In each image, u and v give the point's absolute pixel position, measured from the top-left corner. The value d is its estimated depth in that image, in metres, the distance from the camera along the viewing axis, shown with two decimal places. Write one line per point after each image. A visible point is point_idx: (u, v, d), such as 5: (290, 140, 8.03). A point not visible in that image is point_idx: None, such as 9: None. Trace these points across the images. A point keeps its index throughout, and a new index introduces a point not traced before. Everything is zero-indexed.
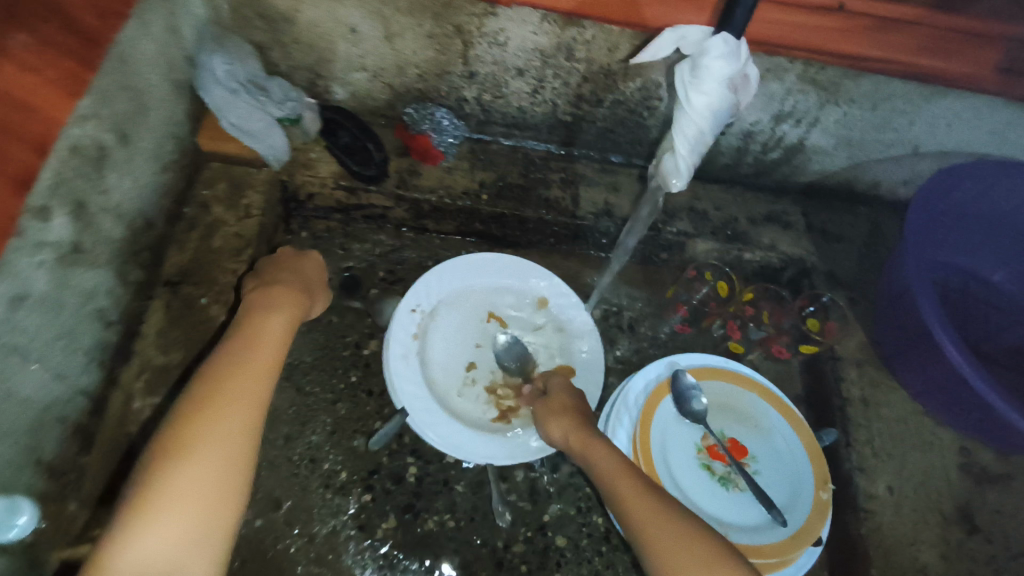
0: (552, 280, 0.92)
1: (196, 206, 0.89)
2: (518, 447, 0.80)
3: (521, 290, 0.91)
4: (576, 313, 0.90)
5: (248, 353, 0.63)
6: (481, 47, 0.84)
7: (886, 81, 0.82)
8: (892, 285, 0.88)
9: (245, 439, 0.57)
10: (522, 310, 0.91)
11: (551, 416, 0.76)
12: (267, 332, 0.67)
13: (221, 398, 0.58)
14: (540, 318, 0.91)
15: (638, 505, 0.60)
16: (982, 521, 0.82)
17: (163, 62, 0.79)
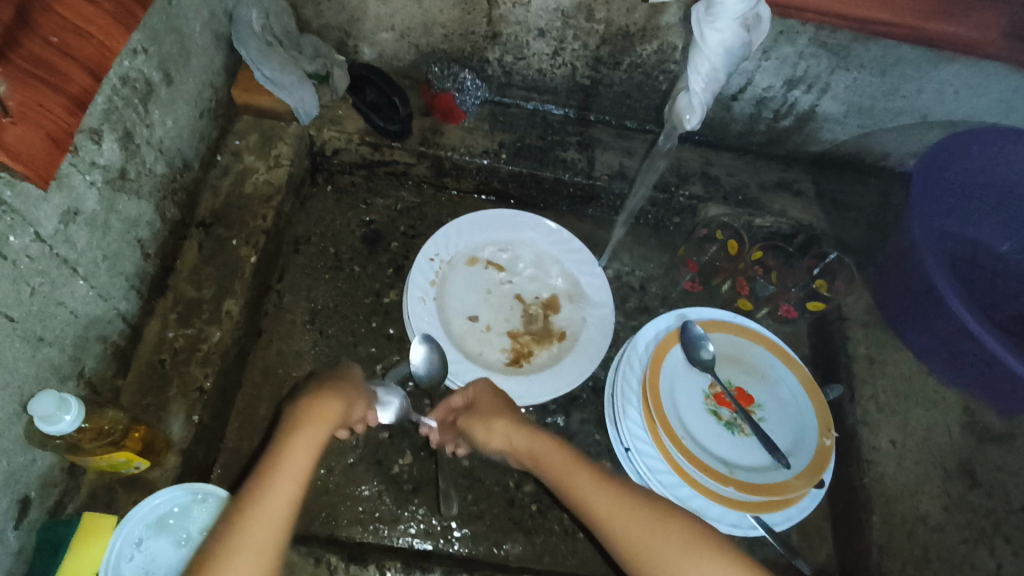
0: (566, 237, 0.95)
1: (229, 155, 0.93)
2: (532, 387, 0.82)
3: (536, 246, 0.95)
4: (589, 268, 0.93)
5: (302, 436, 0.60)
6: (505, 7, 0.88)
7: (895, 46, 0.85)
8: (898, 246, 0.90)
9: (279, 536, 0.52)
10: (537, 265, 0.94)
11: (485, 423, 0.72)
12: (321, 414, 0.63)
13: (269, 489, 0.54)
14: (554, 273, 0.94)
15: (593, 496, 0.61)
16: (983, 476, 0.83)
17: (205, 12, 0.83)
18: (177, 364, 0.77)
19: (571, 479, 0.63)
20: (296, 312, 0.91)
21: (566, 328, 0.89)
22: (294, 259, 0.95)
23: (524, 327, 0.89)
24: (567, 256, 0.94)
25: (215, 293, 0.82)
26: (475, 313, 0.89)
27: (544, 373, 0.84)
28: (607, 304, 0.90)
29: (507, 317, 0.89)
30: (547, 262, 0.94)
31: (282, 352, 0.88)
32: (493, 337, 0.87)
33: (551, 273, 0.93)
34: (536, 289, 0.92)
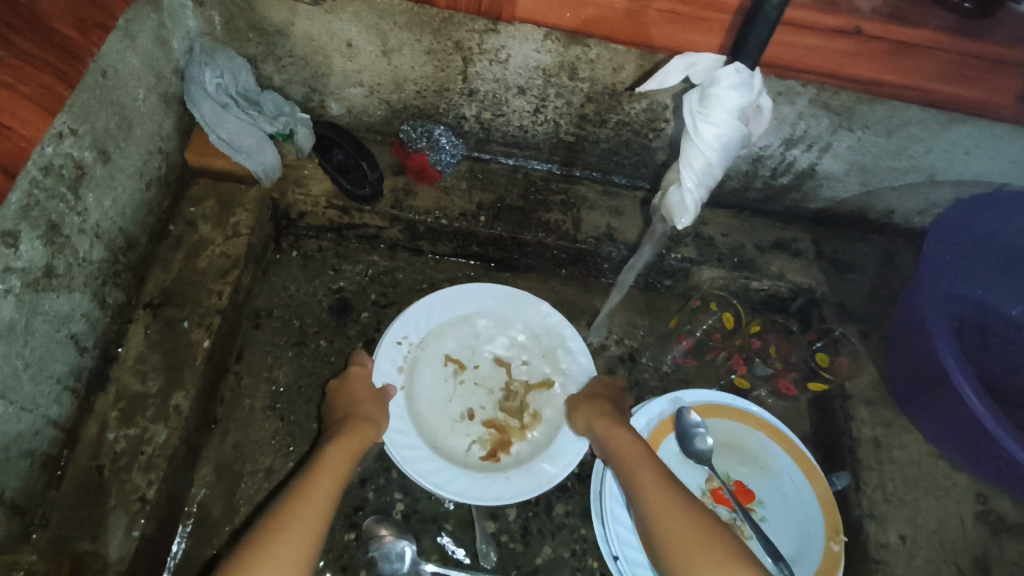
0: (546, 311, 0.87)
1: (182, 224, 0.85)
2: (511, 486, 0.75)
3: (514, 320, 0.87)
4: (570, 342, 0.86)
5: (328, 458, 0.66)
6: (481, 65, 0.81)
7: (903, 107, 0.79)
8: (905, 321, 0.83)
9: (308, 537, 0.57)
10: (515, 341, 0.86)
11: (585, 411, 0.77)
12: (349, 437, 0.69)
13: (302, 501, 0.60)
14: (534, 349, 0.86)
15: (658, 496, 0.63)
16: (999, 574, 0.77)
17: (151, 75, 0.76)
18: (117, 472, 0.69)
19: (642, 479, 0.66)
20: (256, 396, 0.84)
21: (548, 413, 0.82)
22: (255, 335, 0.88)
23: (502, 414, 0.82)
24: (546, 328, 0.87)
25: (163, 385, 0.75)
26: (449, 400, 0.81)
27: (525, 470, 0.76)
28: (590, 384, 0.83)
29: (484, 402, 0.82)
30: (526, 337, 0.86)
31: (240, 443, 0.81)
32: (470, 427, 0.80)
33: (529, 350, 0.86)
34: (516, 369, 0.85)
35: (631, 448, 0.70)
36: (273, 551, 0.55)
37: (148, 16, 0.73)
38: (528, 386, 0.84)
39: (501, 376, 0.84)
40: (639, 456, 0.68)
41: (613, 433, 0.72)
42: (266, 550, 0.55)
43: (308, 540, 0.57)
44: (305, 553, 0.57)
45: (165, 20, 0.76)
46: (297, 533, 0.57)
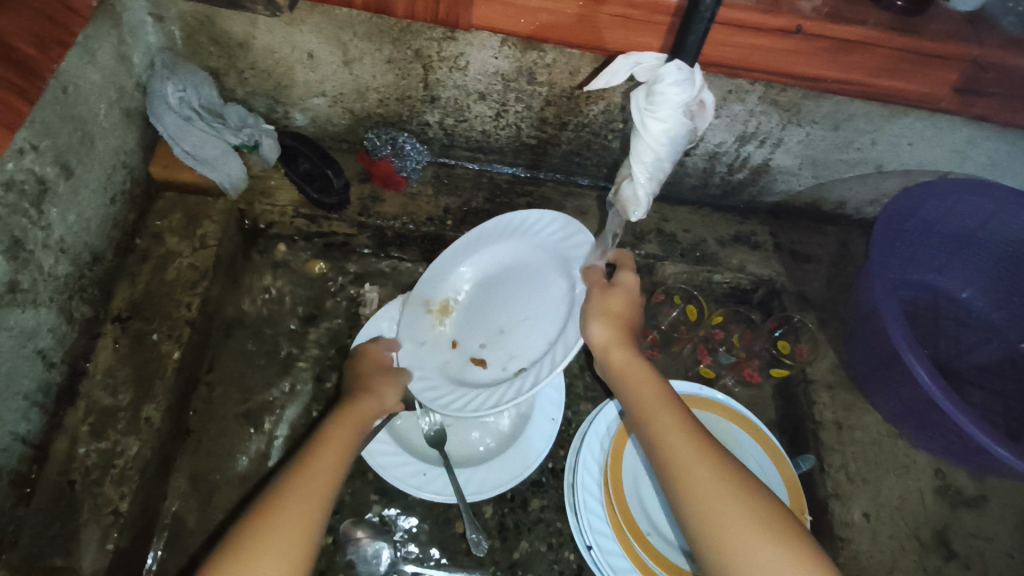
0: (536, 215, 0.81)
1: (148, 238, 0.86)
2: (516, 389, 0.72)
3: (512, 235, 0.82)
4: (566, 227, 0.79)
5: (332, 432, 0.68)
6: (441, 72, 0.83)
7: (847, 102, 0.83)
8: (859, 308, 0.86)
9: (314, 515, 0.59)
10: (519, 251, 0.82)
11: (594, 312, 0.70)
12: (353, 412, 0.71)
13: (310, 475, 0.62)
14: (535, 249, 0.81)
15: (685, 453, 0.60)
16: (959, 546, 0.80)
17: (112, 90, 0.77)
18: (89, 486, 0.69)
19: (669, 431, 0.62)
20: (228, 406, 0.84)
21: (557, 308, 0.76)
22: (226, 346, 0.88)
23: (519, 322, 0.78)
24: (539, 226, 0.80)
25: (134, 397, 0.75)
26: (468, 329, 0.81)
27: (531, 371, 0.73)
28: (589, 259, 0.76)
29: (502, 315, 0.80)
30: (526, 243, 0.82)
31: (213, 454, 0.81)
32: (494, 344, 0.79)
33: (532, 250, 0.81)
34: (523, 273, 0.81)
35: (654, 393, 0.66)
36: (276, 535, 0.56)
37: (107, 32, 0.74)
38: (538, 285, 0.79)
39: (511, 286, 0.81)
40: (660, 405, 0.65)
41: (634, 372, 0.68)
42: (274, 521, 0.57)
43: (312, 506, 0.59)
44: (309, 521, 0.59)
45: (125, 36, 0.78)
46: (303, 508, 0.59)
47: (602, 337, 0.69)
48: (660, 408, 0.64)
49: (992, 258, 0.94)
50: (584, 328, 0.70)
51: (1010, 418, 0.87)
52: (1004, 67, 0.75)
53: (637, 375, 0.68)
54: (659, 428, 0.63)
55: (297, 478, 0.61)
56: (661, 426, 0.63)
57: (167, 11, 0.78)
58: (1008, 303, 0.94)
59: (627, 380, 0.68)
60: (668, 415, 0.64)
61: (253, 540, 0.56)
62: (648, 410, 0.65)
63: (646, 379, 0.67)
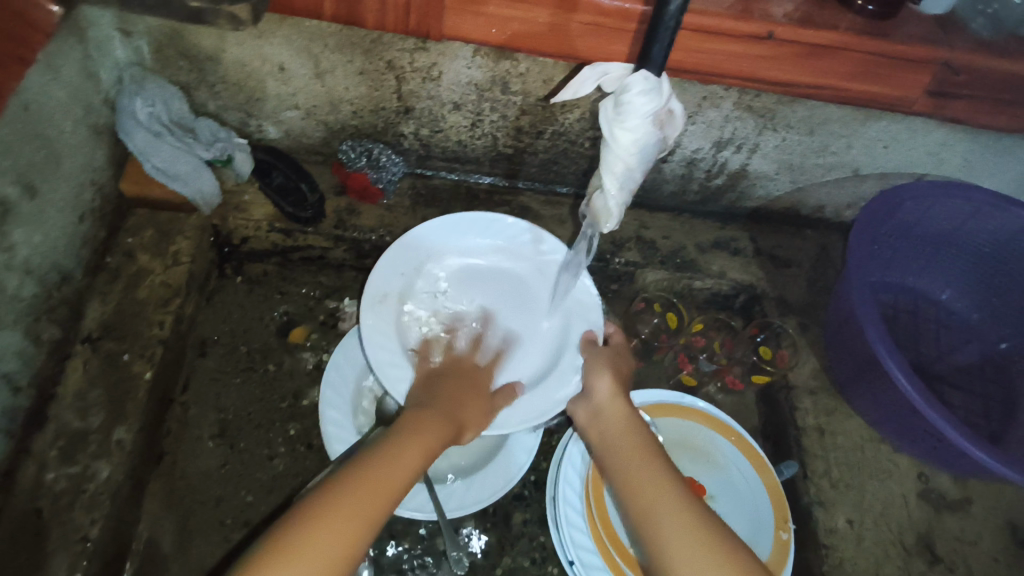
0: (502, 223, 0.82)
1: (119, 255, 0.84)
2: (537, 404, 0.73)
3: (475, 241, 0.82)
4: (535, 236, 0.82)
5: (403, 446, 0.63)
6: (415, 83, 0.83)
7: (821, 107, 0.83)
8: (839, 312, 0.86)
9: (359, 538, 0.55)
10: (484, 257, 0.82)
11: (597, 368, 0.74)
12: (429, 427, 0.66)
13: (373, 484, 0.58)
14: (501, 257, 0.83)
15: (667, 508, 0.61)
16: (943, 550, 0.80)
17: (78, 107, 0.76)
18: (57, 512, 0.68)
19: (649, 487, 0.63)
20: (203, 426, 0.82)
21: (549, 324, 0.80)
22: (201, 364, 0.86)
23: (500, 333, 0.79)
24: (508, 233, 0.82)
25: (104, 420, 0.73)
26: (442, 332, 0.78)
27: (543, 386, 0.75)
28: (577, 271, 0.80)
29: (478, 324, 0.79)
30: (491, 250, 0.83)
31: (188, 475, 0.79)
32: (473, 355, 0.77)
33: (498, 257, 0.83)
34: (491, 280, 0.82)
35: (634, 439, 0.68)
36: (325, 543, 0.53)
37: (71, 47, 0.72)
38: (513, 295, 0.81)
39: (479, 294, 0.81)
40: (643, 461, 0.66)
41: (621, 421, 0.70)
42: (330, 527, 0.54)
43: (368, 521, 0.56)
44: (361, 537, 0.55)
45: (90, 51, 0.76)
46: (350, 526, 0.55)
47: (605, 391, 0.72)
48: (644, 464, 0.65)
49: (970, 259, 0.94)
50: (590, 380, 0.73)
51: (991, 419, 0.87)
52: (976, 69, 0.75)
53: (626, 429, 0.69)
54: (640, 485, 0.63)
55: (356, 490, 0.57)
56: (642, 483, 0.64)
57: (133, 25, 0.77)
58: (986, 304, 0.95)
59: (613, 435, 0.69)
60: (651, 471, 0.64)
61: (291, 548, 0.52)
62: (630, 466, 0.66)
63: (632, 435, 0.68)
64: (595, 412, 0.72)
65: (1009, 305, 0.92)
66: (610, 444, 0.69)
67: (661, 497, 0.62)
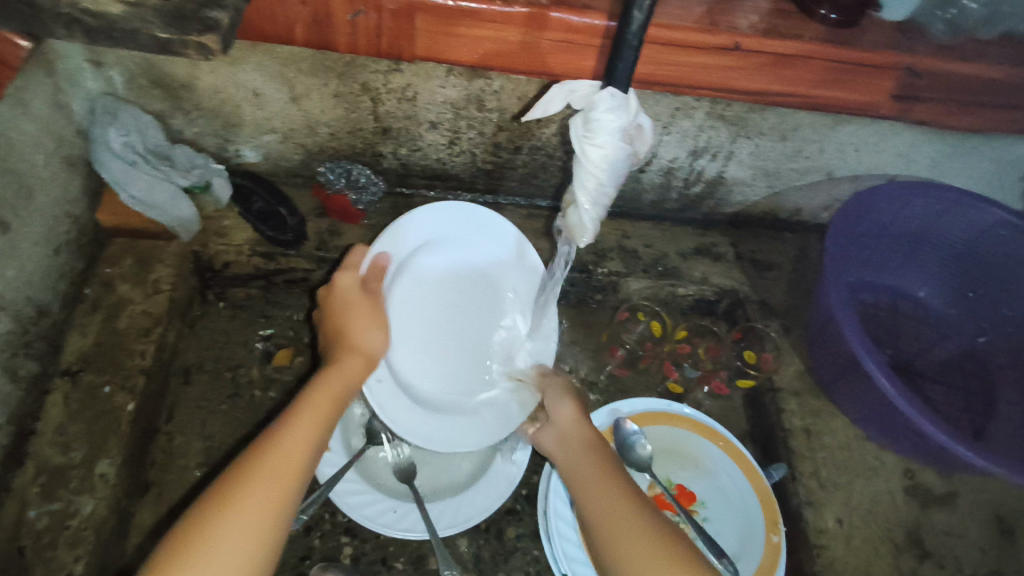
0: (495, 225, 0.80)
1: (98, 286, 0.84)
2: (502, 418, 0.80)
3: (467, 238, 0.80)
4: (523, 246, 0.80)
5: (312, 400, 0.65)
6: (390, 103, 0.83)
7: (791, 113, 0.84)
8: (819, 314, 0.87)
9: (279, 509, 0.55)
10: (475, 257, 0.80)
11: (559, 396, 0.77)
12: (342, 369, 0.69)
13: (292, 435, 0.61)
14: (492, 258, 0.81)
15: (611, 507, 0.62)
16: (932, 545, 0.81)
17: (49, 140, 0.75)
18: (40, 551, 0.67)
19: (593, 485, 0.65)
20: (189, 456, 0.82)
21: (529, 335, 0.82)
22: (186, 392, 0.86)
23: (472, 338, 0.80)
24: (498, 235, 0.80)
25: (87, 454, 0.72)
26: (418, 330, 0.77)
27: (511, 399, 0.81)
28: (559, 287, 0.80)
29: (460, 328, 0.79)
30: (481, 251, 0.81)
31: (176, 506, 0.78)
32: (450, 361, 0.79)
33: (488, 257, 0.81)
34: (480, 281, 0.80)
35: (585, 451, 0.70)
36: (252, 497, 0.54)
37: (40, 81, 0.72)
38: (497, 301, 0.81)
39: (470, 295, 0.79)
40: (593, 464, 0.68)
41: (575, 435, 0.73)
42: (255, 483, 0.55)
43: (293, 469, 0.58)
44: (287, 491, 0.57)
45: (61, 84, 0.76)
46: (265, 500, 0.55)
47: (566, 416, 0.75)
48: (595, 470, 0.67)
49: (945, 255, 0.96)
50: (554, 407, 0.77)
51: (973, 413, 0.88)
52: (938, 73, 0.77)
53: (582, 443, 0.71)
54: (588, 490, 0.65)
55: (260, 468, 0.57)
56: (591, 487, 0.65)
57: (105, 57, 0.77)
58: (962, 301, 0.96)
59: (571, 449, 0.71)
60: (598, 475, 0.66)
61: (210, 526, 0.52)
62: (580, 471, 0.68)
63: (589, 446, 0.71)
64: (560, 436, 0.74)
65: (985, 301, 0.94)
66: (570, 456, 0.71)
67: (607, 497, 0.63)
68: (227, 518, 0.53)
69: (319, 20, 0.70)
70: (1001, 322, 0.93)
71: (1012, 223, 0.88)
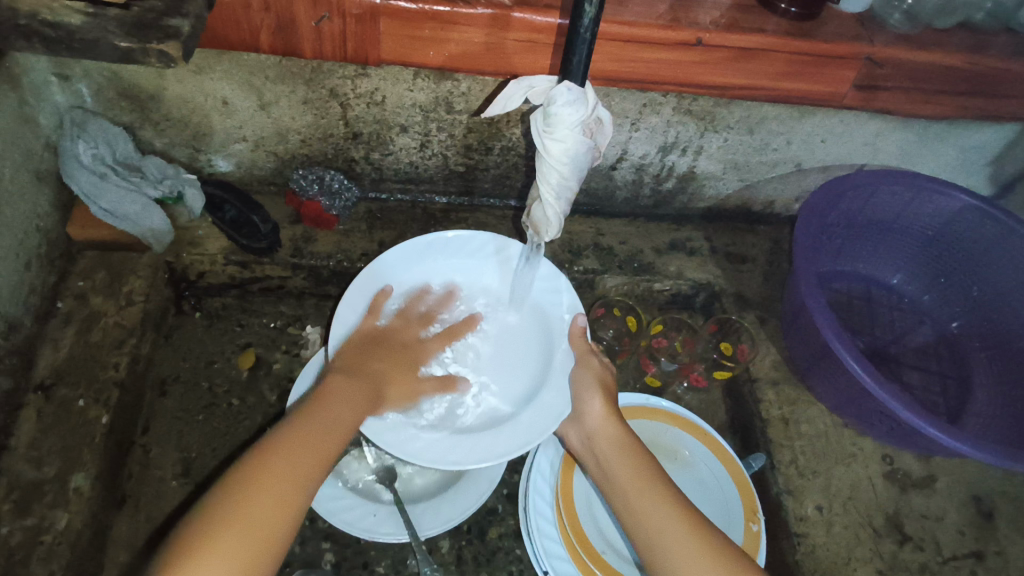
0: (470, 240, 0.79)
1: (71, 299, 0.83)
2: (539, 422, 0.68)
3: (444, 262, 0.79)
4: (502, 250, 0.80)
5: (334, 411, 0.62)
6: (359, 108, 0.84)
7: (756, 106, 0.86)
8: (792, 303, 0.88)
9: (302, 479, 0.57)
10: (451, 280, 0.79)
11: (585, 388, 0.72)
12: (350, 389, 0.65)
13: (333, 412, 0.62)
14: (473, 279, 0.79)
15: (672, 535, 0.62)
16: (911, 529, 0.82)
17: (16, 154, 0.75)
18: (14, 567, 0.66)
19: (645, 505, 0.64)
20: (167, 466, 0.81)
21: (527, 332, 0.76)
22: (162, 404, 0.85)
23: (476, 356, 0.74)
24: (478, 248, 0.79)
25: (61, 468, 0.72)
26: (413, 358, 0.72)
27: (542, 400, 0.69)
28: (544, 271, 0.78)
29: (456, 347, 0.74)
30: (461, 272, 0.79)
31: (154, 518, 0.78)
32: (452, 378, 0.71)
33: (464, 279, 0.79)
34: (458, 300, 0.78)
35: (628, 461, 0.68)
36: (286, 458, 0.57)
37: (5, 95, 0.72)
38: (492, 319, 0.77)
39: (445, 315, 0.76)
40: (641, 480, 0.66)
41: (612, 441, 0.70)
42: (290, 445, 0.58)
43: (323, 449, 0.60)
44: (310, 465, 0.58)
45: (26, 97, 0.76)
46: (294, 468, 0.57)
47: (597, 414, 0.71)
48: (644, 487, 0.66)
49: (917, 242, 0.97)
50: (583, 404, 0.72)
51: (949, 397, 0.89)
52: (897, 62, 0.78)
53: (618, 449, 0.69)
54: (640, 510, 0.64)
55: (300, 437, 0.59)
56: (644, 508, 0.64)
57: (71, 70, 0.77)
58: (936, 285, 0.98)
59: (610, 459, 0.69)
60: (651, 499, 0.65)
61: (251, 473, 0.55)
62: (628, 488, 0.66)
63: (628, 452, 0.69)
64: (588, 434, 0.72)
65: (957, 285, 0.96)
66: (607, 466, 0.69)
67: (672, 528, 0.62)
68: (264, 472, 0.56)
69: (283, 26, 0.70)
70: (974, 306, 0.94)
71: (979, 207, 0.89)
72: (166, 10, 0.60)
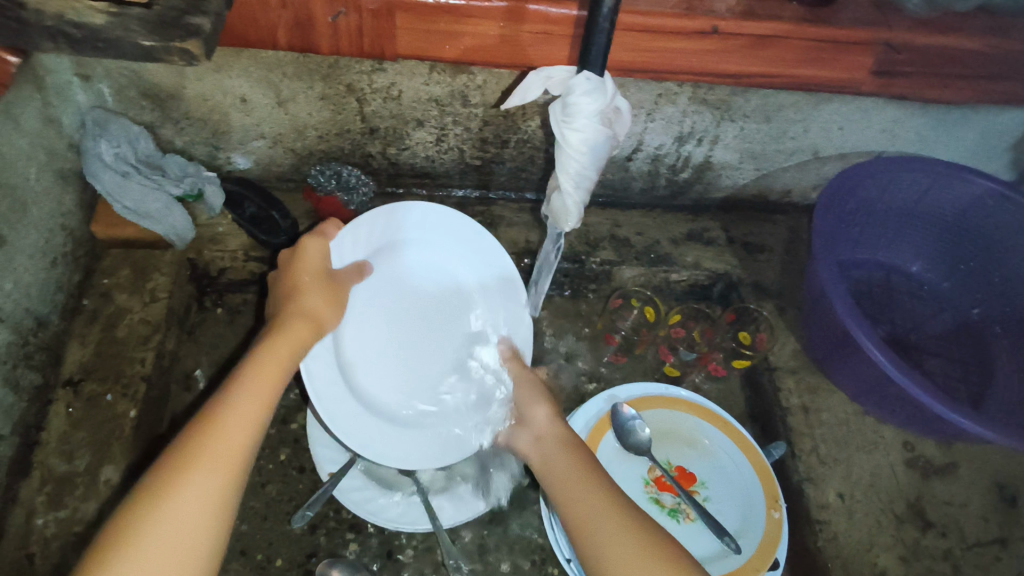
0: (464, 229, 0.78)
1: (96, 297, 0.85)
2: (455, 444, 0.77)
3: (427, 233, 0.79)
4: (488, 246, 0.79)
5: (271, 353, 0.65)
6: (375, 103, 0.84)
7: (772, 94, 0.85)
8: (811, 292, 0.87)
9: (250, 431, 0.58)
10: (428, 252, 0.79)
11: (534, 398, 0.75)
12: (286, 337, 0.67)
13: (263, 362, 0.64)
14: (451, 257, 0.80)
15: (592, 512, 0.61)
16: (933, 515, 0.81)
17: (41, 155, 0.77)
18: (49, 558, 0.68)
19: (574, 489, 0.64)
20: None
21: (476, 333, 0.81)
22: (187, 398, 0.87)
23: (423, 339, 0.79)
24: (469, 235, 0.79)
25: (91, 461, 0.73)
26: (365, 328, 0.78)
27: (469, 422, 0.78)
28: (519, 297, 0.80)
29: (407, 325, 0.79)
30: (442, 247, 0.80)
31: None
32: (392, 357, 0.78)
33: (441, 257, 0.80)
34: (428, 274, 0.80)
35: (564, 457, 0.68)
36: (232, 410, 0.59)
37: (30, 96, 0.74)
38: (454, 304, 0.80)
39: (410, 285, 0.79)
40: (575, 469, 0.66)
41: (553, 443, 0.71)
42: (233, 401, 0.59)
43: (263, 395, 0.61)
44: (259, 409, 0.60)
45: (50, 98, 0.77)
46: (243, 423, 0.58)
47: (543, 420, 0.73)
48: (575, 475, 0.65)
49: (935, 228, 0.96)
50: (529, 412, 0.75)
51: (970, 383, 0.88)
52: (915, 46, 0.77)
53: (560, 446, 0.70)
54: (572, 502, 0.63)
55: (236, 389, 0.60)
56: (571, 491, 0.64)
57: (92, 70, 0.79)
58: (956, 271, 0.97)
59: (551, 454, 0.69)
60: (580, 485, 0.64)
61: (200, 435, 0.56)
62: (560, 476, 0.66)
63: (569, 449, 0.69)
64: (536, 437, 0.72)
65: (978, 271, 0.95)
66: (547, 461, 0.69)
67: (596, 507, 0.61)
68: (210, 434, 0.56)
69: (300, 24, 0.71)
70: (994, 291, 0.93)
71: (999, 192, 0.88)
72: (186, 8, 0.60)
